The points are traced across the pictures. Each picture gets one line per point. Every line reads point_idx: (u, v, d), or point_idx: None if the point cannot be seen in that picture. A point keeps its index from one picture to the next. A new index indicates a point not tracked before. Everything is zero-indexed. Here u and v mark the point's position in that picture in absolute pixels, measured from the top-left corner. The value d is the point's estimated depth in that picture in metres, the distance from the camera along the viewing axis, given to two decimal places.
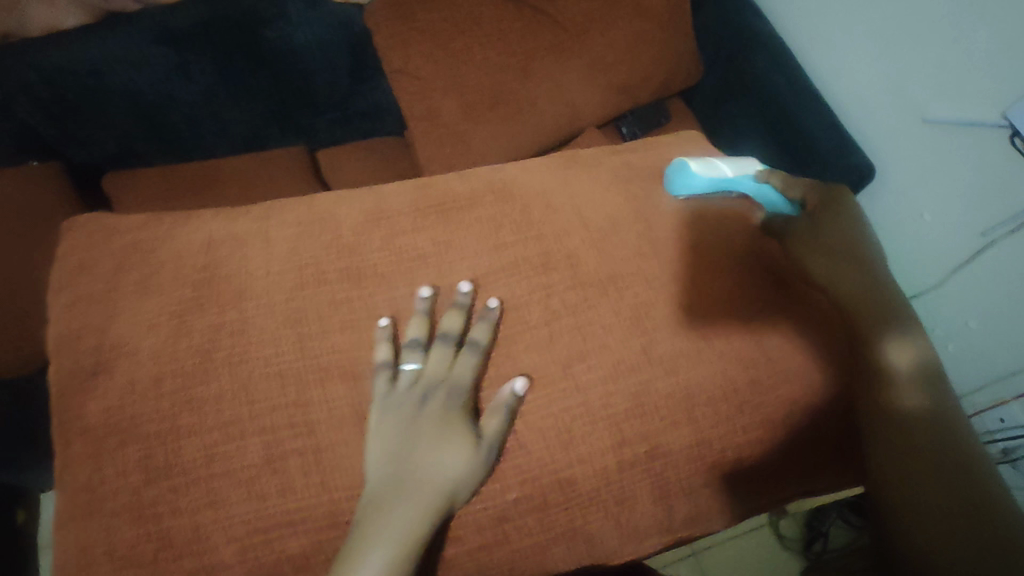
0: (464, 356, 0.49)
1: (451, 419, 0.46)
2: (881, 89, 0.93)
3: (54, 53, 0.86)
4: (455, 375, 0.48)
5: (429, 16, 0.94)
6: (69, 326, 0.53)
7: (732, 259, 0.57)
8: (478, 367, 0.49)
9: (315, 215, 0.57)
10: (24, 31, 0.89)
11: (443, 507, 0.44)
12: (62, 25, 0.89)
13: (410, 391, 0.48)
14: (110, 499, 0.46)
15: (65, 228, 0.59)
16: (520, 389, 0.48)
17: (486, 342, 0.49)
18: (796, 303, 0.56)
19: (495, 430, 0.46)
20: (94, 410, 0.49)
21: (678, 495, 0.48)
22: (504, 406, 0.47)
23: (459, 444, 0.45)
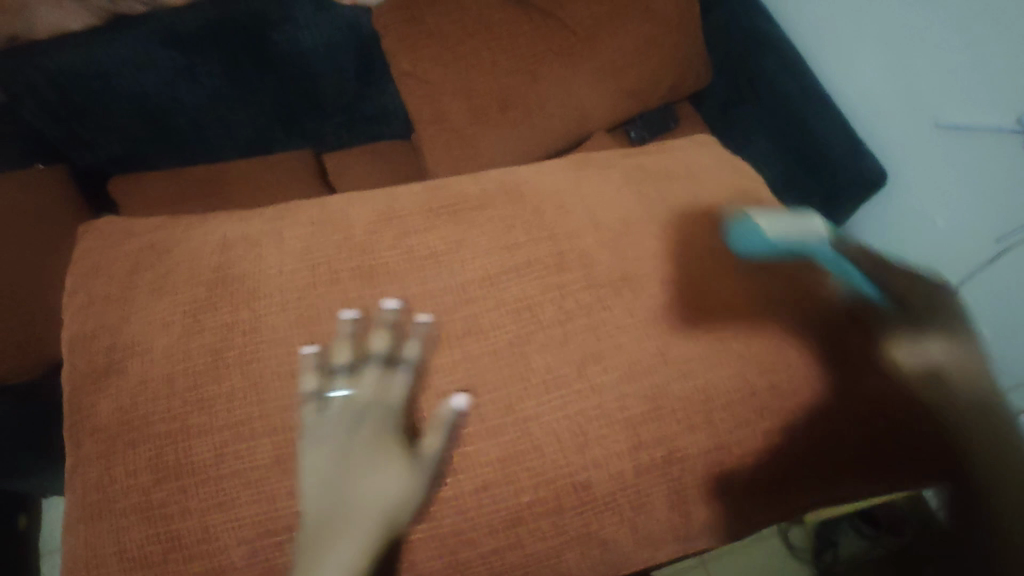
0: (396, 377, 0.48)
1: (387, 442, 0.47)
2: (892, 93, 0.92)
3: (61, 56, 0.86)
4: (387, 397, 0.48)
5: (437, 19, 0.94)
6: (83, 326, 0.53)
7: (738, 261, 0.55)
8: (410, 386, 0.48)
9: (327, 216, 0.57)
10: (32, 34, 0.88)
11: (389, 532, 0.44)
12: (69, 28, 0.89)
13: (341, 417, 0.47)
14: (121, 499, 0.46)
15: (82, 233, 0.61)
16: (460, 406, 0.47)
17: (417, 358, 0.49)
18: (797, 308, 0.54)
19: (435, 449, 0.45)
20: (106, 409, 0.49)
21: (694, 499, 0.48)
22: (443, 425, 0.46)
23: (390, 467, 0.46)
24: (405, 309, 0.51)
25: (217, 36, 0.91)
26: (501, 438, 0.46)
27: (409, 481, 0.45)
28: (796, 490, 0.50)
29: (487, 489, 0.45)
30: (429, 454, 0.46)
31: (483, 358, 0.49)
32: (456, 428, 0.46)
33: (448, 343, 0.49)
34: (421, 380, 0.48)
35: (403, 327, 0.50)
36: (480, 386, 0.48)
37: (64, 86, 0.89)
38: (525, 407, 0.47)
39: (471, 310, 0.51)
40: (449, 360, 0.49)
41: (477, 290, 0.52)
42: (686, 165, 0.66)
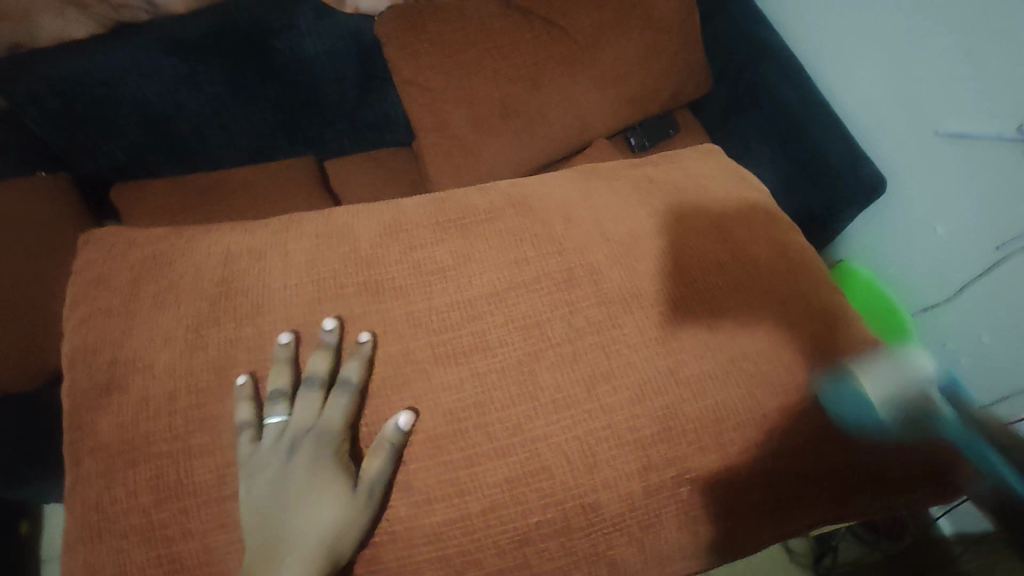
0: (334, 399, 0.47)
1: (324, 468, 0.44)
2: (893, 102, 0.92)
3: (62, 64, 0.86)
4: (325, 420, 0.46)
5: (439, 27, 0.94)
6: (84, 340, 0.52)
7: (718, 281, 0.55)
8: (351, 409, 0.46)
9: (332, 229, 0.57)
10: (33, 43, 0.87)
11: (330, 565, 0.42)
12: (71, 36, 0.88)
13: (275, 445, 0.46)
14: (120, 520, 0.45)
15: (83, 244, 0.60)
16: (402, 425, 0.45)
17: (357, 379, 0.47)
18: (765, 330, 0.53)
19: (376, 472, 0.44)
20: (106, 427, 0.48)
21: (703, 520, 0.47)
22: (385, 447, 0.44)
23: (325, 495, 0.43)
24: (411, 324, 0.51)
25: (219, 45, 0.91)
26: (509, 458, 0.45)
27: (410, 505, 0.45)
28: (801, 510, 0.49)
29: (495, 510, 0.44)
30: (435, 475, 0.45)
31: (490, 375, 0.48)
32: (462, 447, 0.46)
33: (455, 359, 0.49)
34: (429, 398, 0.47)
35: (408, 343, 0.50)
36: (488, 404, 0.47)
37: (67, 94, 0.89)
38: (534, 426, 0.46)
39: (478, 325, 0.51)
40: (457, 377, 0.48)
41: (484, 305, 0.52)
42: (692, 177, 0.66)
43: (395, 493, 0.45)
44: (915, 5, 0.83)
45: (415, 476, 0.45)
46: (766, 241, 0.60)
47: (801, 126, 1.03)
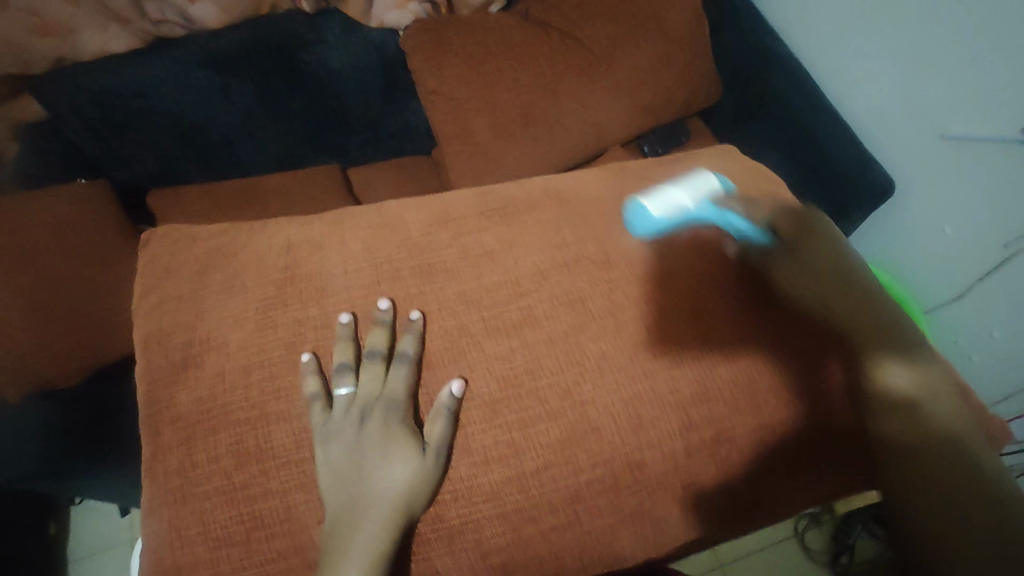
0: (395, 370, 0.51)
1: (393, 432, 0.48)
2: (898, 107, 0.97)
3: (102, 77, 0.91)
4: (390, 390, 0.50)
5: (462, 40, 0.99)
6: (157, 323, 0.56)
7: (737, 263, 0.59)
8: (411, 379, 0.51)
9: (384, 219, 0.62)
10: (76, 56, 0.90)
11: (404, 519, 0.46)
12: (111, 49, 0.91)
13: (346, 414, 0.49)
14: (203, 483, 0.49)
15: (145, 240, 0.63)
16: (457, 390, 0.50)
17: (414, 351, 0.52)
18: (785, 313, 0.56)
19: (440, 434, 0.48)
20: (185, 400, 0.52)
21: (736, 481, 0.51)
22: (445, 410, 0.49)
23: (395, 457, 0.47)
24: (465, 301, 0.55)
25: (253, 58, 0.96)
26: (560, 422, 0.50)
27: (472, 464, 0.49)
28: (827, 471, 0.53)
29: (548, 469, 0.49)
30: (492, 436, 0.50)
31: (539, 347, 0.53)
32: (517, 411, 0.50)
33: (506, 333, 0.54)
34: (483, 366, 0.52)
35: (463, 320, 0.54)
36: (538, 372, 0.52)
37: (105, 105, 0.93)
38: (582, 391, 0.51)
39: (526, 302, 0.55)
40: (509, 348, 0.53)
41: (530, 285, 0.56)
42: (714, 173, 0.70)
43: (456, 455, 0.49)
44: (915, 16, 0.88)
45: (474, 438, 0.50)
46: None
47: (810, 130, 1.07)
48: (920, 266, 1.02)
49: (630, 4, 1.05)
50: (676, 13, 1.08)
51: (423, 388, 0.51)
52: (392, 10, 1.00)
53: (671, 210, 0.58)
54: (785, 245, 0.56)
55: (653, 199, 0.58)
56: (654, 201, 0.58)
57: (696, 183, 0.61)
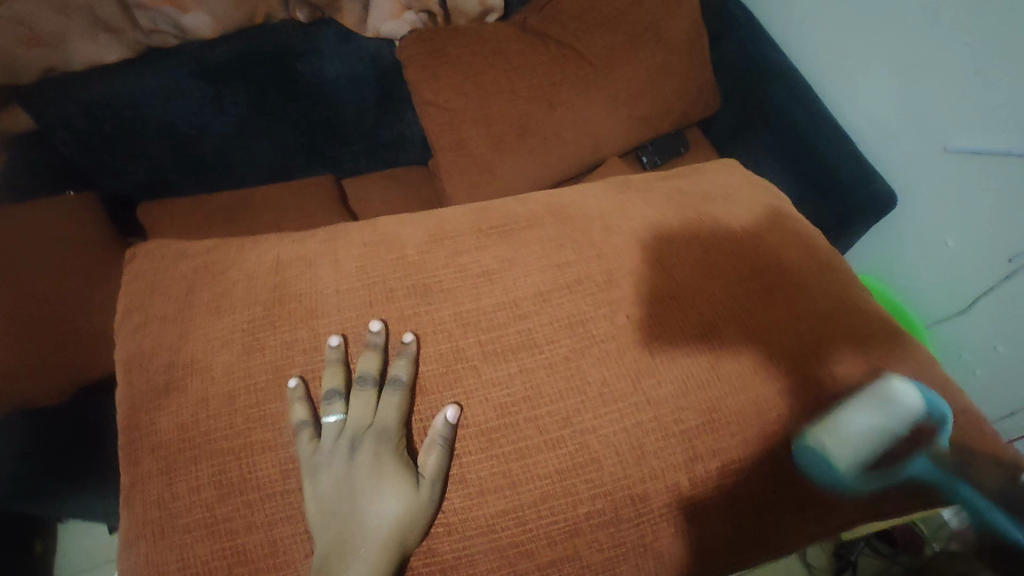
0: (388, 397, 0.49)
1: (385, 464, 0.46)
2: (900, 119, 0.96)
3: (93, 87, 0.89)
4: (381, 418, 0.48)
5: (459, 50, 0.98)
6: (140, 345, 0.54)
7: (745, 288, 0.57)
8: (404, 406, 0.48)
9: (379, 236, 0.60)
10: (68, 67, 0.87)
11: (398, 557, 0.44)
12: (103, 59, 0.88)
13: (336, 444, 0.47)
14: (183, 515, 0.46)
15: (131, 256, 0.61)
16: (452, 417, 0.48)
17: (407, 377, 0.49)
18: (796, 341, 0.54)
19: (435, 466, 0.46)
20: (167, 426, 0.49)
21: (744, 512, 0.49)
22: (439, 439, 0.47)
23: (389, 491, 0.45)
24: (461, 323, 0.53)
25: (246, 69, 0.95)
26: (559, 450, 0.48)
27: (465, 497, 0.47)
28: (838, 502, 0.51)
29: (546, 501, 0.46)
30: (488, 466, 0.47)
31: (538, 371, 0.51)
32: (514, 439, 0.48)
33: (504, 356, 0.52)
34: (479, 392, 0.50)
35: (459, 342, 0.52)
36: (537, 398, 0.50)
37: (95, 116, 0.91)
38: (582, 418, 0.49)
39: (525, 323, 0.54)
40: (506, 372, 0.51)
41: (528, 306, 0.55)
42: (719, 189, 0.69)
43: (451, 485, 0.47)
44: (918, 27, 0.87)
45: (469, 467, 0.47)
46: (796, 242, 0.63)
47: (812, 142, 1.06)
48: (922, 280, 1.01)
49: (629, 15, 1.04)
50: (675, 24, 1.06)
51: (416, 414, 0.49)
52: (389, 20, 0.98)
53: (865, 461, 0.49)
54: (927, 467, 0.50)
55: (842, 440, 0.48)
56: (849, 449, 0.48)
57: (898, 409, 0.50)
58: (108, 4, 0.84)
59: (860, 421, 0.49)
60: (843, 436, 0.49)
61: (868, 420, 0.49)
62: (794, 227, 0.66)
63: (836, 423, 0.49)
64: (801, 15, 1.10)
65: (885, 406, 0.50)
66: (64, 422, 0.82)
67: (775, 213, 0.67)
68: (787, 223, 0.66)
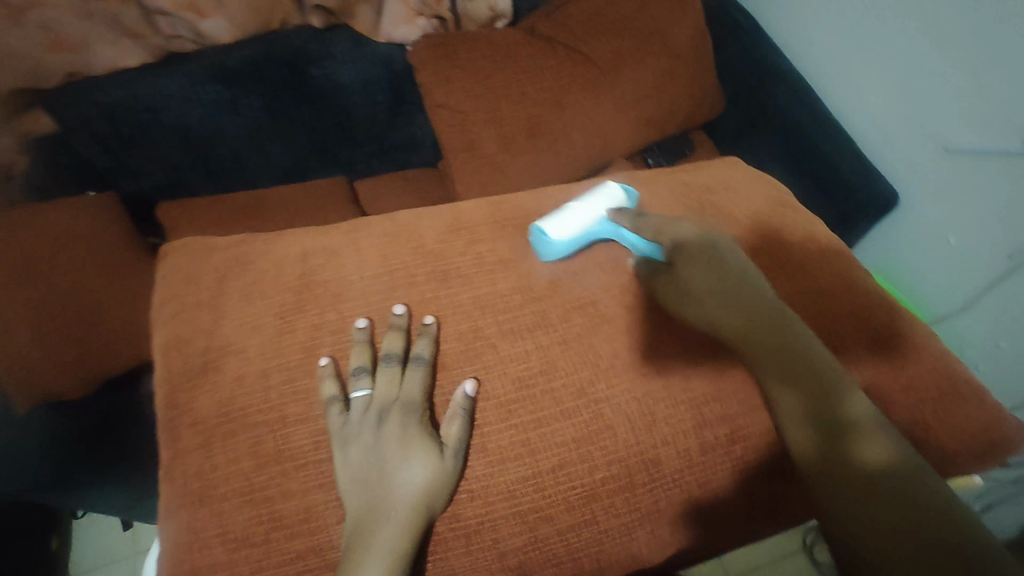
0: (412, 373, 0.51)
1: (410, 434, 0.48)
2: (901, 120, 0.98)
3: (113, 91, 0.91)
4: (407, 392, 0.50)
5: (469, 54, 1.01)
6: (176, 330, 0.56)
7: None
8: (427, 381, 0.51)
9: (400, 227, 0.63)
10: (90, 70, 0.91)
11: (423, 522, 0.46)
12: (124, 64, 0.93)
13: (364, 416, 0.49)
14: (222, 485, 0.49)
15: (163, 251, 0.64)
16: (472, 391, 0.50)
17: (429, 354, 0.52)
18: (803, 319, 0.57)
19: (457, 436, 0.48)
20: (204, 404, 0.52)
21: (750, 481, 0.52)
22: (460, 411, 0.49)
23: (415, 459, 0.47)
24: (480, 306, 0.56)
25: (263, 72, 0.98)
26: (576, 422, 0.50)
27: (488, 465, 0.49)
28: None
29: (565, 469, 0.49)
30: (508, 436, 0.50)
31: (555, 350, 0.53)
32: (533, 410, 0.51)
33: (522, 335, 0.54)
34: (498, 367, 0.52)
35: (478, 322, 0.55)
36: (554, 374, 0.52)
37: (117, 118, 0.94)
38: (597, 393, 0.51)
39: (541, 307, 0.56)
40: (524, 350, 0.53)
41: (543, 290, 0.57)
42: (722, 182, 0.72)
43: (474, 455, 0.49)
44: (918, 30, 0.90)
45: (490, 437, 0.50)
46: (797, 228, 0.66)
47: (814, 142, 1.09)
48: (925, 276, 1.03)
49: (634, 20, 1.07)
50: (678, 28, 1.10)
51: (439, 389, 0.52)
52: (401, 25, 1.03)
53: (574, 232, 0.58)
54: (842, 422, 0.47)
55: (549, 220, 0.58)
56: (555, 224, 0.58)
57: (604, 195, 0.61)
58: (132, 11, 0.89)
59: (580, 205, 0.59)
60: (559, 216, 0.59)
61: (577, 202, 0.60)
62: (793, 215, 0.68)
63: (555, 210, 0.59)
64: (803, 20, 1.13)
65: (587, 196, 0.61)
66: (91, 415, 0.84)
67: (776, 203, 0.70)
68: (787, 213, 0.69)
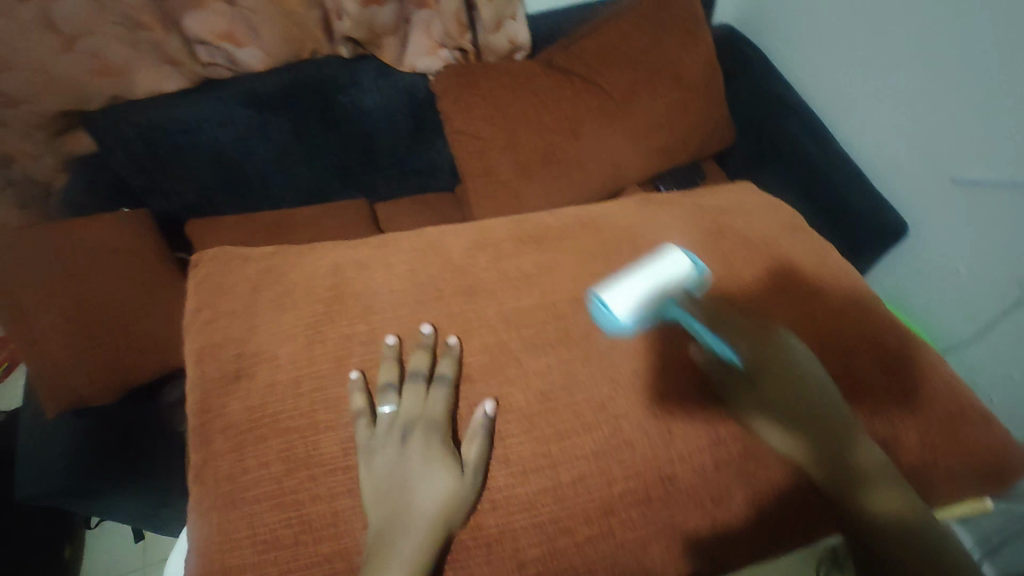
0: (436, 393, 0.54)
1: (433, 451, 0.50)
2: (910, 153, 1.01)
3: (154, 114, 0.97)
4: (431, 409, 0.52)
5: (490, 84, 1.06)
6: (211, 337, 0.59)
7: (765, 291, 0.62)
8: (450, 399, 0.53)
9: (427, 244, 0.66)
10: (131, 95, 0.97)
11: (440, 538, 0.48)
12: (164, 88, 0.99)
13: (389, 432, 0.52)
14: (252, 488, 0.51)
15: (198, 262, 0.68)
16: (491, 410, 0.52)
17: (452, 374, 0.54)
18: (816, 338, 0.59)
19: (476, 456, 0.50)
20: (237, 409, 0.55)
21: (765, 500, 0.53)
22: (480, 430, 0.51)
23: (436, 476, 0.49)
24: (503, 320, 0.59)
25: (293, 98, 1.03)
26: (595, 434, 0.52)
27: (511, 476, 0.51)
28: None
29: (583, 480, 0.51)
30: (530, 448, 0.52)
31: (575, 364, 0.56)
32: (554, 424, 0.53)
33: (545, 350, 0.57)
34: (521, 381, 0.55)
35: (502, 337, 0.57)
36: (574, 387, 0.55)
37: (152, 141, 0.98)
38: (615, 406, 0.54)
39: (562, 322, 0.59)
40: (547, 364, 0.56)
41: (565, 306, 0.60)
42: (737, 207, 0.75)
43: (496, 465, 0.51)
44: (926, 65, 0.93)
45: (513, 449, 0.52)
46: (809, 252, 0.68)
47: (822, 171, 1.12)
48: (936, 307, 1.04)
49: (649, 54, 1.12)
50: (690, 61, 1.14)
51: (463, 401, 0.54)
52: (424, 56, 1.09)
53: (640, 308, 0.56)
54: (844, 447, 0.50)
55: (614, 294, 0.56)
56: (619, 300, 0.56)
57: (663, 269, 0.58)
58: (174, 40, 0.94)
59: (636, 282, 0.57)
60: (621, 292, 0.56)
61: (634, 277, 0.57)
62: (807, 239, 0.71)
63: (619, 283, 0.57)
64: (810, 57, 1.18)
65: (651, 270, 0.58)
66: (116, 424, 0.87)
67: (791, 229, 0.72)
68: (800, 236, 0.72)
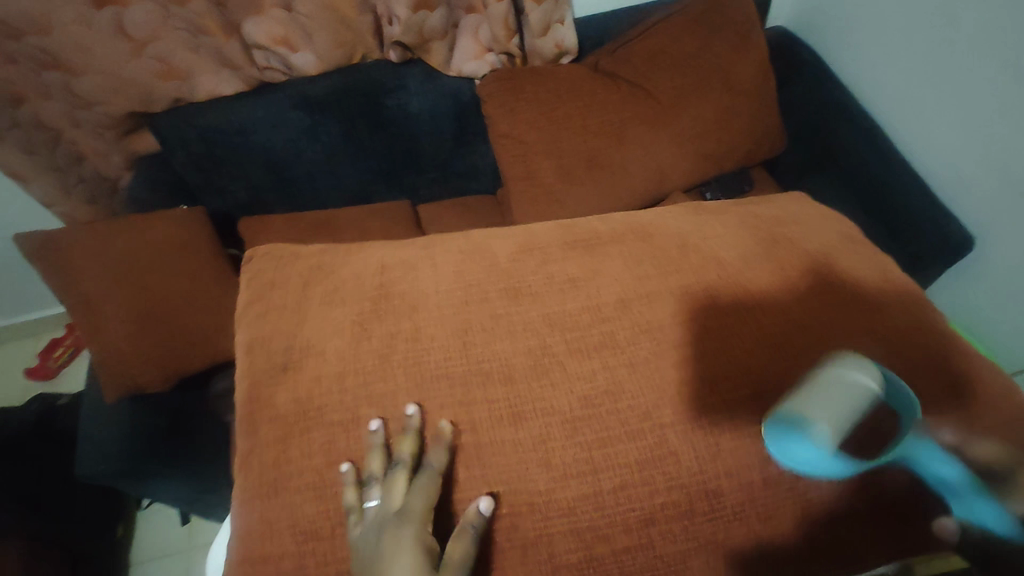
0: (420, 486, 0.50)
1: (411, 558, 0.46)
2: (979, 162, 0.95)
3: (211, 116, 1.00)
4: (412, 506, 0.48)
5: (535, 88, 1.06)
6: (262, 330, 0.61)
7: (821, 302, 0.60)
8: (435, 493, 0.49)
9: (474, 246, 0.67)
10: (193, 97, 1.01)
11: None
12: (219, 92, 1.02)
13: (371, 532, 0.48)
14: (295, 478, 0.52)
15: (253, 257, 0.70)
16: (485, 507, 0.49)
17: (440, 464, 0.50)
18: (876, 354, 0.56)
19: (460, 561, 0.46)
20: (284, 401, 0.56)
21: (817, 522, 0.51)
22: (470, 528, 0.48)
23: None
24: (548, 322, 0.58)
25: (343, 101, 1.05)
26: (641, 443, 0.51)
27: (550, 481, 0.50)
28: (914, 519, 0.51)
29: (625, 488, 0.50)
30: (574, 453, 0.51)
31: (620, 370, 0.55)
32: (597, 429, 0.52)
33: (589, 355, 0.56)
34: (565, 384, 0.54)
35: (545, 340, 0.57)
36: (619, 393, 0.54)
37: (209, 140, 1.02)
38: (661, 415, 0.52)
39: (607, 326, 0.58)
40: (592, 369, 0.55)
41: (611, 311, 0.59)
42: (792, 215, 0.73)
43: (536, 468, 0.51)
44: (1000, 68, 0.87)
45: (556, 454, 0.51)
46: (868, 264, 0.66)
47: (881, 180, 1.07)
48: (1002, 326, 0.98)
49: (700, 58, 1.09)
50: (741, 66, 1.11)
51: (505, 402, 0.54)
52: (470, 60, 1.08)
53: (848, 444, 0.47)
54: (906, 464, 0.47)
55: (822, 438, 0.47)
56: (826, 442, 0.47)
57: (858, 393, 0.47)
58: (233, 44, 0.97)
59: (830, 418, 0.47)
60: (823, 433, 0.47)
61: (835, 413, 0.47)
62: (866, 251, 0.68)
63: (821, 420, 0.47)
64: (869, 61, 1.13)
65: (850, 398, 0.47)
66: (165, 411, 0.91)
67: (850, 239, 0.70)
68: (859, 248, 0.69)
